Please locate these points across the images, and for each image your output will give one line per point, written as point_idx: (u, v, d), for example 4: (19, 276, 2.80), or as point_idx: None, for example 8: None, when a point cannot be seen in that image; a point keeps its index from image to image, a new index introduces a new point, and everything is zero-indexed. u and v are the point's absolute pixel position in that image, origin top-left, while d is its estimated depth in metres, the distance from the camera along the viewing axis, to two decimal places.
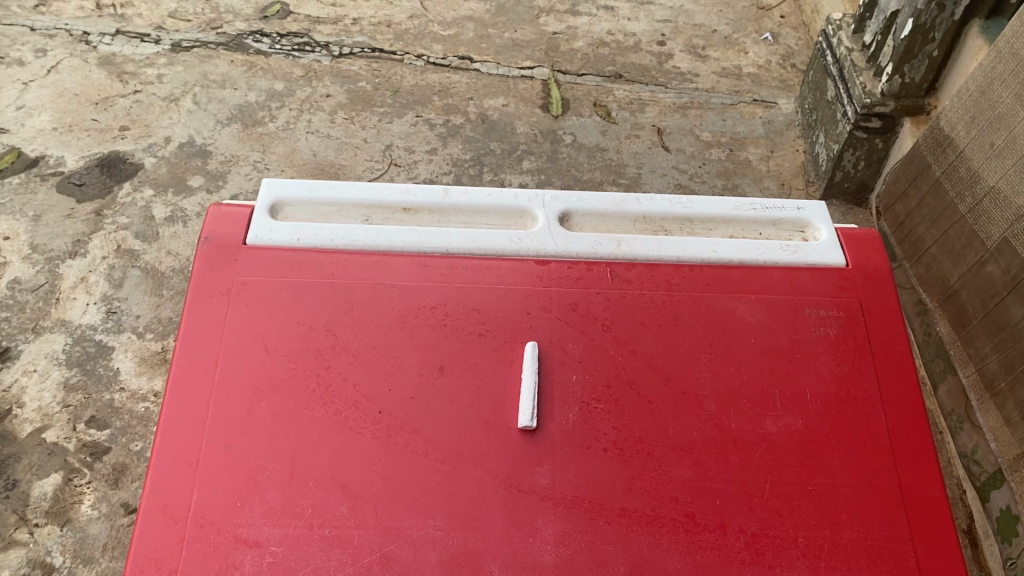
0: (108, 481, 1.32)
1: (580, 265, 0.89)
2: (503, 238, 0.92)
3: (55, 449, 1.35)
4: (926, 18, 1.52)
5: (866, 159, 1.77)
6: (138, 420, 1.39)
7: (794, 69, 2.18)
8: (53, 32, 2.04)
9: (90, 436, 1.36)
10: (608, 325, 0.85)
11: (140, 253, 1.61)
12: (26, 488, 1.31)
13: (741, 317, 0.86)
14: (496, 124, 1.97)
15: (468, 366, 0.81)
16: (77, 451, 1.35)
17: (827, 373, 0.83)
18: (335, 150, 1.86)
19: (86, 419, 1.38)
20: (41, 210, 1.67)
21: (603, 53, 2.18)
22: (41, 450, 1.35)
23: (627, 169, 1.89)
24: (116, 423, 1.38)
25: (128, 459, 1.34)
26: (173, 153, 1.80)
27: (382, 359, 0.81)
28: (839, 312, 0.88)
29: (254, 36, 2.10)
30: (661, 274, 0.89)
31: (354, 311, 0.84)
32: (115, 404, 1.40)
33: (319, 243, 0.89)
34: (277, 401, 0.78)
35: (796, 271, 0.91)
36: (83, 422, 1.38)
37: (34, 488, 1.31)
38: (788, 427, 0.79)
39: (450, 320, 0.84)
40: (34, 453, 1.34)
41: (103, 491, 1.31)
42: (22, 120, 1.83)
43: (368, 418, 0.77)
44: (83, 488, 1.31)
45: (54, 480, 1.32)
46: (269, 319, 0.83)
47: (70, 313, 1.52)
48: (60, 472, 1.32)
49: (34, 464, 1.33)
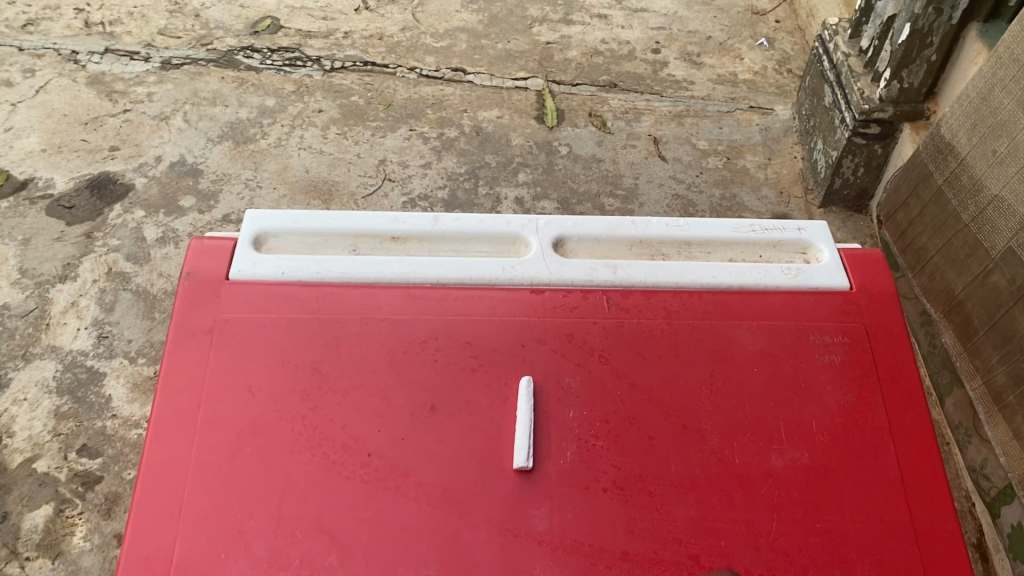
0: (100, 511, 1.30)
1: (575, 293, 0.86)
2: (495, 267, 0.88)
3: (46, 479, 1.32)
4: (924, 23, 1.51)
5: (864, 166, 1.75)
6: (131, 447, 1.37)
7: (790, 74, 2.16)
8: (41, 52, 2.01)
9: (82, 465, 1.34)
10: (605, 356, 0.81)
11: (131, 275, 1.59)
12: (17, 521, 1.28)
13: (744, 345, 0.83)
14: (491, 136, 1.94)
15: (460, 404, 0.78)
16: (69, 481, 1.32)
17: (833, 403, 0.80)
18: (327, 167, 1.84)
19: (77, 448, 1.36)
20: (30, 234, 1.64)
21: (597, 62, 2.16)
22: (31, 480, 1.32)
23: (623, 180, 1.88)
24: (108, 451, 1.36)
25: (121, 488, 1.32)
26: (163, 173, 1.78)
27: (371, 398, 0.78)
28: (844, 337, 0.84)
29: (244, 52, 2.07)
30: (659, 301, 0.86)
31: (340, 348, 0.81)
32: (106, 432, 1.38)
33: (305, 276, 0.86)
34: (262, 445, 0.75)
35: (800, 295, 0.87)
36: (74, 450, 1.35)
37: (25, 521, 1.28)
38: (793, 460, 0.76)
39: (441, 355, 0.81)
40: (25, 484, 1.32)
41: (95, 521, 1.28)
42: (11, 142, 1.81)
43: (356, 462, 0.74)
44: (74, 519, 1.29)
45: (45, 512, 1.29)
46: (253, 358, 0.80)
47: (60, 339, 1.49)
48: (51, 503, 1.30)
49: (25, 495, 1.31)
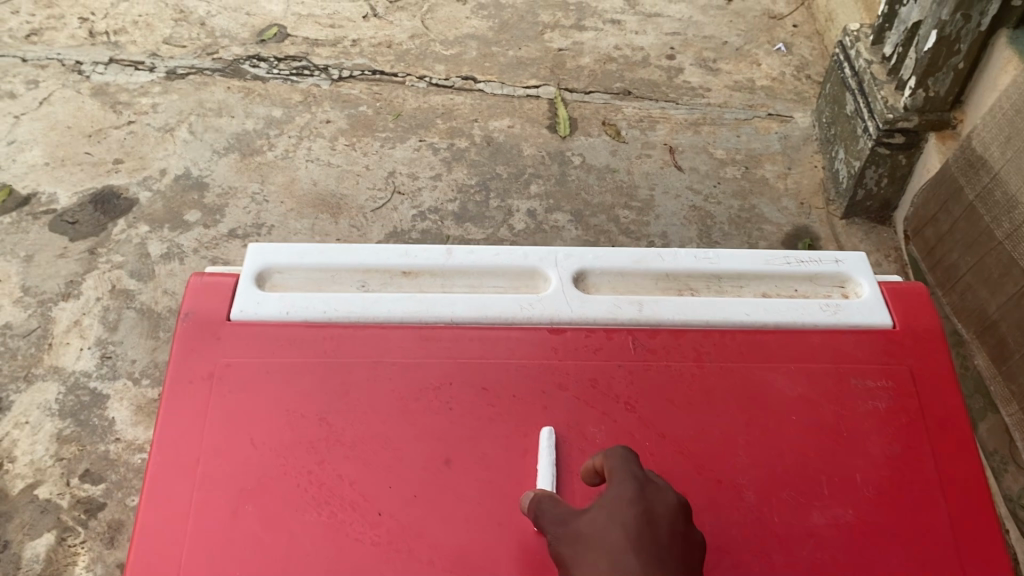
0: (104, 539, 1.25)
1: (599, 333, 0.80)
2: (513, 304, 0.83)
3: (48, 507, 1.28)
4: (951, 29, 1.45)
5: (888, 176, 1.69)
6: (135, 472, 1.32)
7: (809, 81, 2.10)
8: (45, 63, 1.96)
9: (84, 491, 1.29)
10: (631, 403, 0.76)
11: (135, 293, 1.54)
12: (18, 550, 1.24)
13: (781, 391, 0.77)
14: (502, 147, 1.89)
15: (476, 457, 0.73)
16: (71, 508, 1.27)
17: (879, 454, 0.74)
18: (335, 179, 1.79)
19: (79, 474, 1.31)
20: (33, 250, 1.60)
21: (611, 69, 2.10)
22: (33, 507, 1.28)
23: (638, 191, 1.82)
24: (112, 476, 1.31)
25: (125, 515, 1.27)
26: (168, 187, 1.73)
27: (381, 452, 0.73)
28: (888, 381, 0.78)
29: (251, 61, 2.02)
30: (689, 341, 0.80)
31: (348, 396, 0.76)
32: (110, 456, 1.33)
33: (310, 315, 0.81)
34: (265, 503, 0.70)
35: (839, 334, 0.81)
36: (77, 476, 1.31)
37: (26, 550, 1.24)
38: (837, 518, 0.70)
39: (455, 402, 0.76)
40: (26, 511, 1.27)
41: (98, 550, 1.24)
42: (13, 155, 1.76)
43: (366, 521, 0.69)
44: (77, 548, 1.24)
45: (47, 540, 1.25)
46: (255, 408, 0.75)
47: (63, 360, 1.44)
48: (53, 531, 1.25)
49: (26, 523, 1.26)
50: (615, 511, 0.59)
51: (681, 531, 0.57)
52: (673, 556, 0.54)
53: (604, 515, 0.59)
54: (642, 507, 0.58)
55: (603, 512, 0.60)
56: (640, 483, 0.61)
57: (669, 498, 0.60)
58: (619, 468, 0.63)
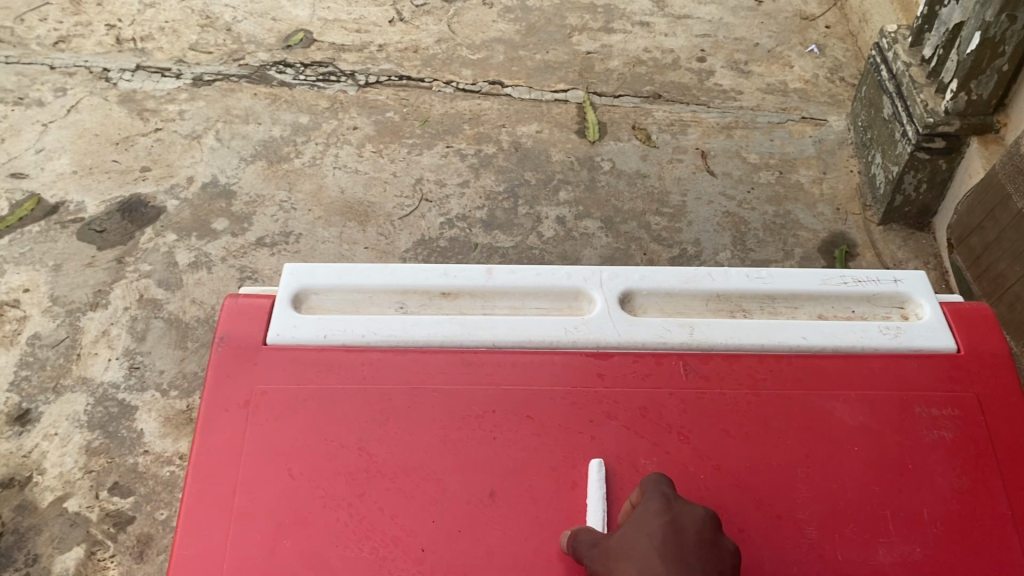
0: (133, 553, 1.23)
1: (647, 358, 0.77)
2: (557, 327, 0.80)
3: (77, 520, 1.26)
4: (995, 31, 1.41)
5: (928, 181, 1.64)
6: (164, 485, 1.30)
7: (843, 83, 2.05)
8: (73, 70, 1.96)
9: (113, 504, 1.28)
10: (684, 433, 0.72)
11: (163, 302, 1.52)
12: (47, 564, 1.22)
13: (841, 420, 0.73)
14: (530, 152, 1.86)
15: (522, 490, 0.70)
16: (100, 522, 1.26)
17: (947, 487, 0.70)
18: (363, 187, 1.76)
19: (108, 486, 1.29)
20: (61, 259, 1.58)
21: (640, 72, 2.06)
22: (62, 520, 1.26)
23: (670, 197, 1.78)
24: (140, 490, 1.29)
25: (154, 530, 1.26)
26: (195, 195, 1.71)
27: (424, 483, 0.70)
28: (954, 409, 0.74)
29: (277, 67, 2.00)
30: (743, 367, 0.77)
31: (389, 424, 0.73)
32: (138, 469, 1.32)
33: (349, 340, 0.78)
34: (305, 538, 0.67)
35: (900, 360, 0.77)
36: (106, 489, 1.29)
37: (56, 564, 1.22)
38: (903, 556, 0.67)
39: (499, 431, 0.73)
40: (55, 525, 1.26)
41: (127, 565, 1.22)
42: (42, 163, 1.75)
43: (408, 558, 0.66)
44: (107, 562, 1.23)
45: (76, 554, 1.23)
46: (293, 437, 0.72)
47: (91, 371, 1.43)
48: (83, 545, 1.24)
49: (55, 536, 1.25)
50: (643, 522, 0.62)
51: (708, 539, 0.60)
52: (699, 565, 0.58)
53: (632, 527, 0.62)
54: (668, 517, 0.61)
55: (633, 523, 0.63)
56: (666, 498, 0.64)
57: (700, 515, 0.62)
58: (647, 484, 0.66)
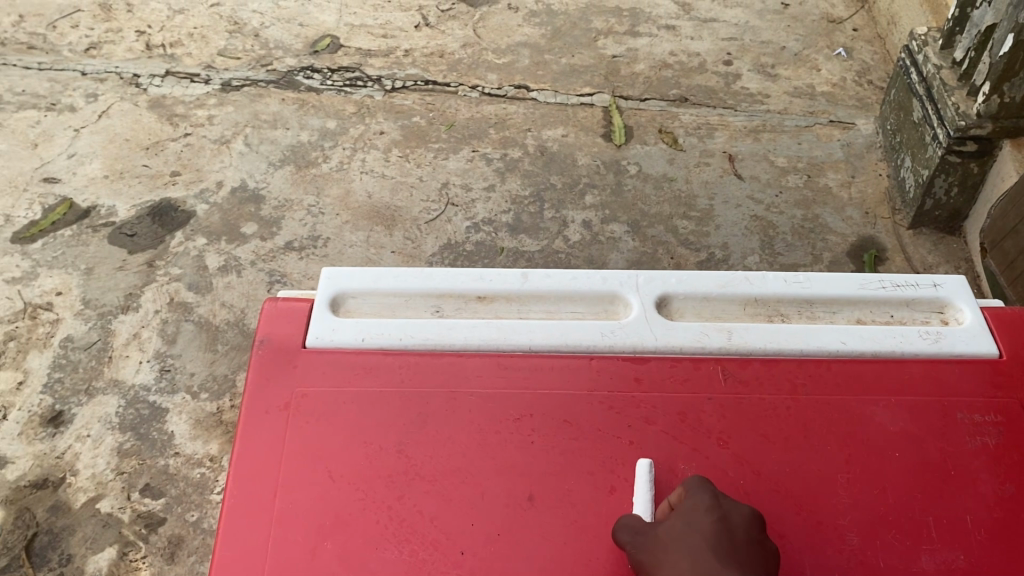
0: (164, 554, 1.24)
1: (685, 363, 0.77)
2: (593, 331, 0.80)
3: (110, 521, 1.27)
4: None
5: (959, 185, 1.62)
6: (195, 487, 1.31)
7: (871, 86, 2.03)
8: (104, 76, 1.98)
9: (145, 505, 1.29)
10: (723, 439, 0.72)
11: (193, 306, 1.54)
12: (81, 564, 1.24)
13: (882, 426, 0.73)
14: (556, 156, 1.86)
15: (561, 494, 0.70)
16: (132, 523, 1.27)
17: (990, 494, 0.69)
18: (390, 191, 1.77)
19: (140, 488, 1.31)
20: (93, 263, 1.60)
21: (666, 76, 2.05)
22: (95, 521, 1.27)
23: (697, 201, 1.78)
24: (171, 491, 1.30)
25: (185, 531, 1.27)
26: (224, 200, 1.73)
27: (463, 486, 0.70)
28: (998, 416, 0.74)
29: (304, 72, 2.02)
30: (782, 372, 0.76)
31: (427, 427, 0.73)
32: (169, 471, 1.33)
33: (387, 343, 0.79)
34: (344, 539, 0.67)
35: (941, 366, 0.77)
36: (137, 490, 1.30)
37: (89, 564, 1.24)
38: (947, 563, 0.66)
39: (537, 436, 0.73)
40: (87, 525, 1.27)
41: (159, 566, 1.23)
42: (74, 168, 1.78)
43: (448, 561, 0.66)
44: (139, 563, 1.24)
45: (108, 554, 1.24)
46: (333, 439, 0.73)
47: (123, 373, 1.44)
48: (115, 545, 1.25)
49: (88, 537, 1.26)
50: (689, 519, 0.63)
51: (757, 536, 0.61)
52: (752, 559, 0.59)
53: (681, 520, 0.63)
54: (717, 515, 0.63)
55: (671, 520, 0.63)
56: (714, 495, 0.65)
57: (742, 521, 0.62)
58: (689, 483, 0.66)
